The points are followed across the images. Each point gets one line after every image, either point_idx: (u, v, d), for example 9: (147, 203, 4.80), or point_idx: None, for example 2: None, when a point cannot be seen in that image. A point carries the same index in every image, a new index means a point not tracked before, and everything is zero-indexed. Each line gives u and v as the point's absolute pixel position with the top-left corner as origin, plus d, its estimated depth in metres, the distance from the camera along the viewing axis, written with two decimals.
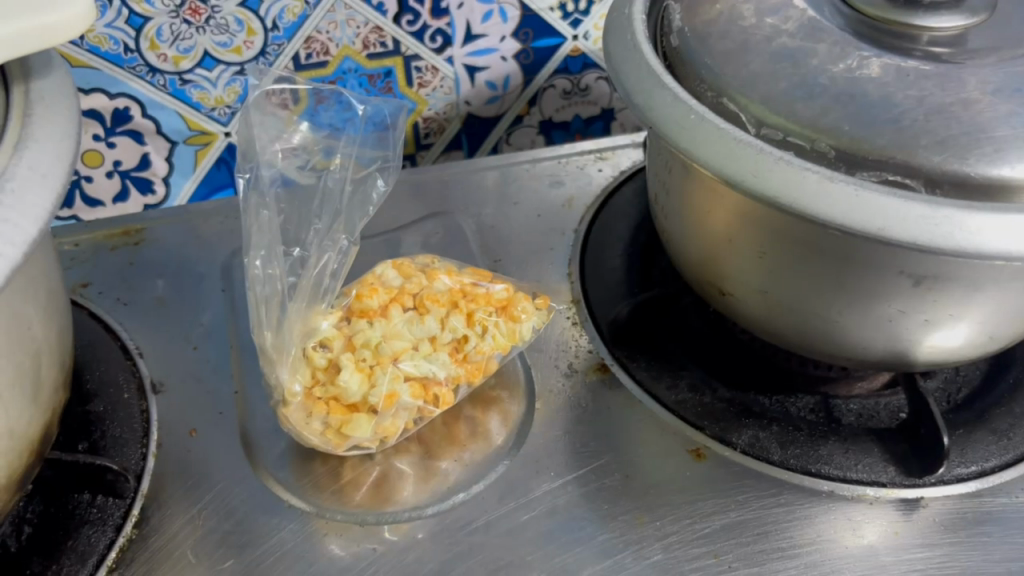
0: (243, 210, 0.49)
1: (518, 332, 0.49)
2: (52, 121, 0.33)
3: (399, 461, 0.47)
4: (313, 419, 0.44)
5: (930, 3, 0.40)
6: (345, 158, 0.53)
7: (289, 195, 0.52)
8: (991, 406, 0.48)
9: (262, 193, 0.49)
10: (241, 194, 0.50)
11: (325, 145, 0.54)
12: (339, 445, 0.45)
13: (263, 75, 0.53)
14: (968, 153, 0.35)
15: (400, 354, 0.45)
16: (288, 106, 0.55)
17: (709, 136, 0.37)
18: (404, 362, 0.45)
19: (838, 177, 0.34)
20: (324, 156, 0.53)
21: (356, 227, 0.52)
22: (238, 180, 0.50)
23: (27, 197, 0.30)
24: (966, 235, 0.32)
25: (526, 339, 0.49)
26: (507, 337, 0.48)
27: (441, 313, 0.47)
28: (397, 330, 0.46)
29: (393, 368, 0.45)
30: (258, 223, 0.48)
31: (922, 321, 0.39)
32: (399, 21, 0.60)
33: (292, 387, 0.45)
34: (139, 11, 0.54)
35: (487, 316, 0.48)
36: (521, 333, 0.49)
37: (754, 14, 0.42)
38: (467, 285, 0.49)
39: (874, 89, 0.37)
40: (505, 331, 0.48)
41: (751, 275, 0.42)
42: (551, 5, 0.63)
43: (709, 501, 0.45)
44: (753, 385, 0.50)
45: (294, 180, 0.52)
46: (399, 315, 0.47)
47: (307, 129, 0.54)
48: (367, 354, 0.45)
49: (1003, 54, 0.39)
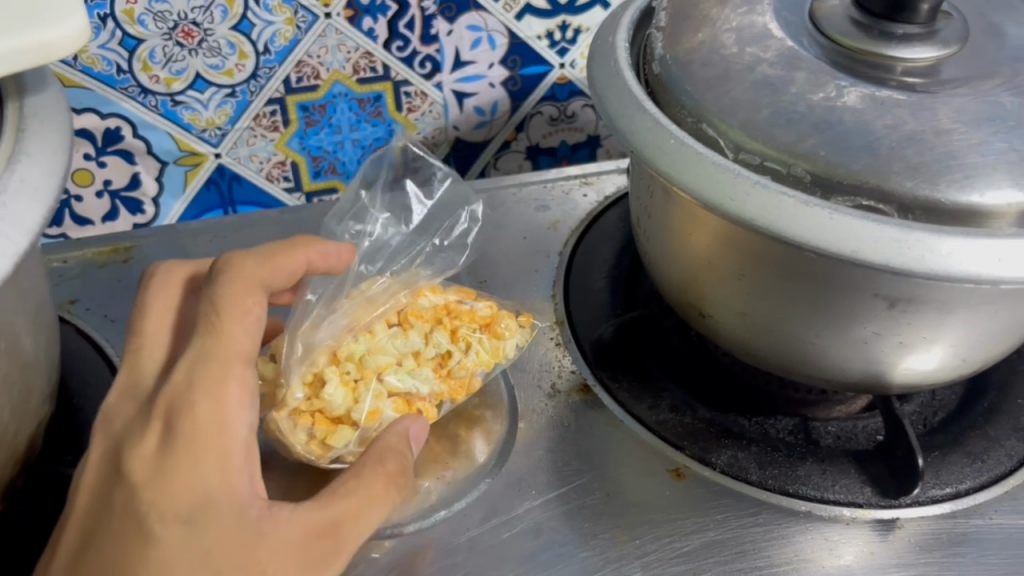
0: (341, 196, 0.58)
1: (504, 352, 0.50)
2: (45, 136, 0.34)
3: None
4: (299, 429, 0.45)
5: (903, 36, 0.42)
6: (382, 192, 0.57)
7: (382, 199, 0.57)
8: (967, 429, 0.48)
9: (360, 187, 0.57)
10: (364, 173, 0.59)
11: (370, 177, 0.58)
12: (321, 457, 0.45)
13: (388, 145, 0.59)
14: (938, 179, 0.36)
15: (384, 368, 0.46)
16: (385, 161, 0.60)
17: (689, 160, 0.38)
18: (388, 377, 0.46)
19: (812, 202, 0.35)
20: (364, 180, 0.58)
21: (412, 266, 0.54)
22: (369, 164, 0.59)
23: (18, 209, 0.31)
24: (936, 259, 0.33)
25: (509, 357, 0.50)
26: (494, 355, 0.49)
27: (425, 328, 0.48)
28: (382, 344, 0.47)
29: (376, 383, 0.46)
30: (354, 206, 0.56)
31: (897, 343, 0.40)
32: (389, 47, 0.61)
33: (293, 392, 0.45)
34: (133, 33, 0.55)
35: (471, 332, 0.49)
36: (504, 350, 0.50)
37: (735, 42, 0.43)
38: (452, 302, 0.50)
39: (851, 115, 0.38)
40: (489, 347, 0.49)
41: (730, 296, 0.43)
42: (538, 34, 0.64)
43: (689, 520, 0.45)
44: (733, 406, 0.51)
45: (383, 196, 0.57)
46: (383, 329, 0.48)
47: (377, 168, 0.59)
48: (351, 368, 0.46)
49: (975, 85, 0.40)
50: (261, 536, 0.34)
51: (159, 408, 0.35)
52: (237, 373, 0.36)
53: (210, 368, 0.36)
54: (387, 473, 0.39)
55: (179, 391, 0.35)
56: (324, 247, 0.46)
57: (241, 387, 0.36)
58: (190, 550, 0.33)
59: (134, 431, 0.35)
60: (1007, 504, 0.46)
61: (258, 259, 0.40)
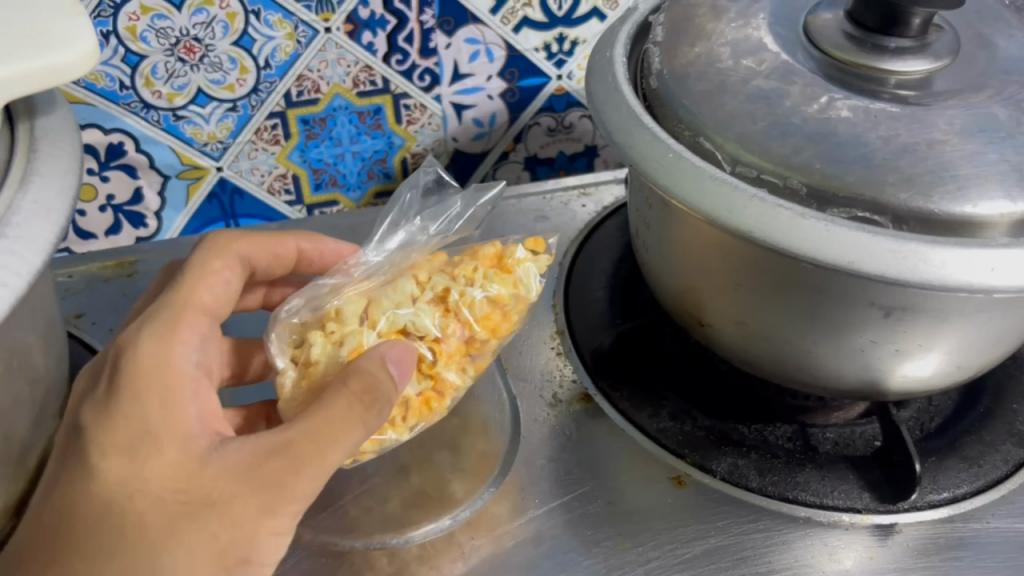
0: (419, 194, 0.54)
1: (518, 288, 0.47)
2: (56, 157, 0.35)
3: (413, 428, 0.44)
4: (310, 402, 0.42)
5: (896, 48, 0.42)
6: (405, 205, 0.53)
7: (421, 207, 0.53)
8: (963, 434, 0.49)
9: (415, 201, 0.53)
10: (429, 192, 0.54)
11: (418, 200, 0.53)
12: None
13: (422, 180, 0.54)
14: (931, 191, 0.36)
15: (374, 315, 0.44)
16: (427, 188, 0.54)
17: (686, 173, 0.38)
18: (378, 321, 0.44)
19: (808, 214, 0.36)
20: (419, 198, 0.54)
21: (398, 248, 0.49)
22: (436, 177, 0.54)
23: (32, 229, 0.32)
24: (931, 268, 0.34)
25: (531, 288, 0.47)
26: (507, 294, 0.46)
27: (422, 275, 0.46)
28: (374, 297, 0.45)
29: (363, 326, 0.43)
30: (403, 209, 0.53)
31: (894, 351, 0.41)
32: (389, 60, 0.62)
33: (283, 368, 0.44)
34: (135, 50, 0.56)
35: (473, 270, 0.46)
36: (522, 283, 0.47)
37: (731, 56, 0.44)
38: (460, 256, 0.48)
39: (845, 128, 0.39)
40: (497, 280, 0.46)
41: (728, 306, 0.44)
42: (536, 46, 0.65)
43: (690, 527, 0.46)
44: (733, 414, 0.51)
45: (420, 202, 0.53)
46: (375, 286, 0.46)
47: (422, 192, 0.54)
48: (335, 325, 0.44)
49: (966, 97, 0.40)
50: (205, 464, 0.35)
51: (109, 358, 0.39)
52: (188, 321, 0.42)
53: (164, 317, 0.41)
54: (352, 391, 0.38)
55: (130, 338, 0.39)
56: (318, 243, 0.51)
57: (188, 336, 0.41)
58: (132, 476, 0.35)
59: (88, 391, 0.38)
60: (1003, 509, 0.46)
61: (247, 236, 0.47)
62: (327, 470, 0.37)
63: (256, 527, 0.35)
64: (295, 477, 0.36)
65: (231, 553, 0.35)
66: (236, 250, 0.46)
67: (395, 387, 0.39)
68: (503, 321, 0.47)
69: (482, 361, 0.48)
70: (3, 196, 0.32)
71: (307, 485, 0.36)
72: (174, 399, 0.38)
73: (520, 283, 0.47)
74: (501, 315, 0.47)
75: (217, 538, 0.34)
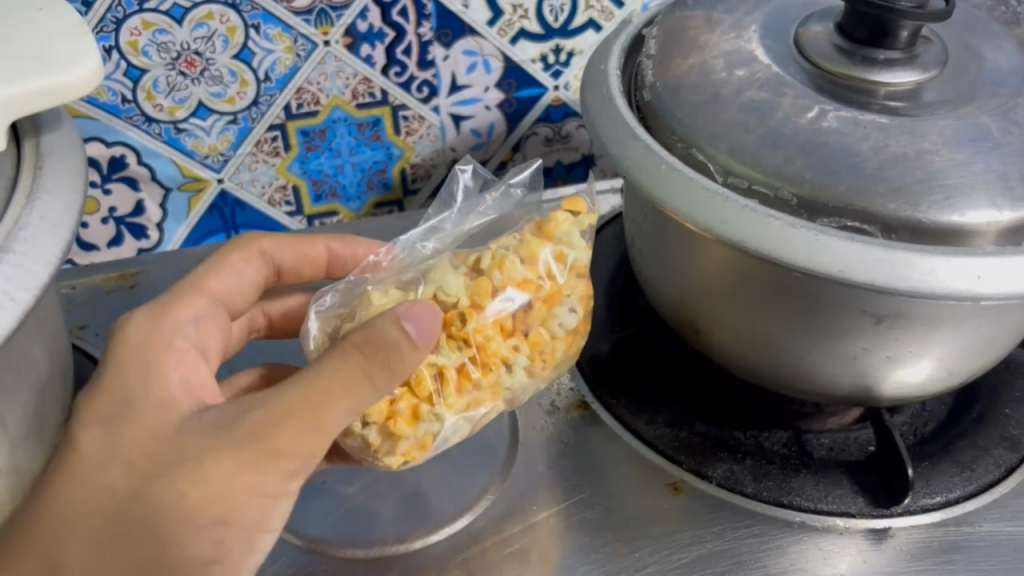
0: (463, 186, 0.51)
1: (558, 248, 0.44)
2: (62, 172, 0.36)
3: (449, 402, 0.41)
4: None
5: (884, 60, 0.43)
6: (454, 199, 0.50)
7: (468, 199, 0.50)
8: (956, 439, 0.50)
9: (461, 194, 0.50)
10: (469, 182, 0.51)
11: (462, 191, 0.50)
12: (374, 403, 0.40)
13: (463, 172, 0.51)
14: (920, 201, 0.37)
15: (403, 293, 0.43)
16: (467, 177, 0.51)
17: (679, 184, 0.39)
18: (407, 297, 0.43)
19: (799, 223, 0.37)
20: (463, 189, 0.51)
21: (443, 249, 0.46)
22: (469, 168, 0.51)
23: (39, 244, 0.33)
24: (919, 276, 0.35)
25: (580, 246, 0.45)
26: (548, 254, 0.44)
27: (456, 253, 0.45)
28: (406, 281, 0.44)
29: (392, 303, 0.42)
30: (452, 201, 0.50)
31: (886, 358, 0.42)
32: (387, 72, 0.63)
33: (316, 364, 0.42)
34: (137, 64, 0.56)
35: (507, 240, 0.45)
36: (564, 246, 0.45)
37: (724, 67, 0.44)
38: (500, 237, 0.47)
39: (835, 139, 0.40)
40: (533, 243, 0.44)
41: (722, 314, 0.45)
42: (532, 57, 0.66)
43: (687, 532, 0.46)
44: (729, 420, 0.52)
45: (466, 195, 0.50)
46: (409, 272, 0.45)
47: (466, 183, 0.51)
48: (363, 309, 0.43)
49: (954, 108, 0.41)
50: (180, 428, 0.37)
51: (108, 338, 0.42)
52: (185, 300, 0.44)
53: (160, 299, 0.44)
54: (353, 344, 0.36)
55: (126, 317, 0.42)
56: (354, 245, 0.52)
57: (180, 315, 0.43)
58: (109, 442, 0.37)
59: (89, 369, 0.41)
60: (995, 512, 0.47)
61: (279, 238, 0.49)
62: (323, 428, 0.36)
63: (229, 482, 0.36)
64: (272, 430, 0.36)
65: (204, 511, 0.36)
66: (254, 244, 0.48)
67: (413, 345, 0.37)
68: (551, 289, 0.44)
69: (542, 341, 0.44)
70: (12, 212, 0.34)
71: (288, 440, 0.36)
72: (155, 369, 0.40)
73: (562, 244, 0.45)
74: (548, 282, 0.44)
75: (185, 497, 0.35)
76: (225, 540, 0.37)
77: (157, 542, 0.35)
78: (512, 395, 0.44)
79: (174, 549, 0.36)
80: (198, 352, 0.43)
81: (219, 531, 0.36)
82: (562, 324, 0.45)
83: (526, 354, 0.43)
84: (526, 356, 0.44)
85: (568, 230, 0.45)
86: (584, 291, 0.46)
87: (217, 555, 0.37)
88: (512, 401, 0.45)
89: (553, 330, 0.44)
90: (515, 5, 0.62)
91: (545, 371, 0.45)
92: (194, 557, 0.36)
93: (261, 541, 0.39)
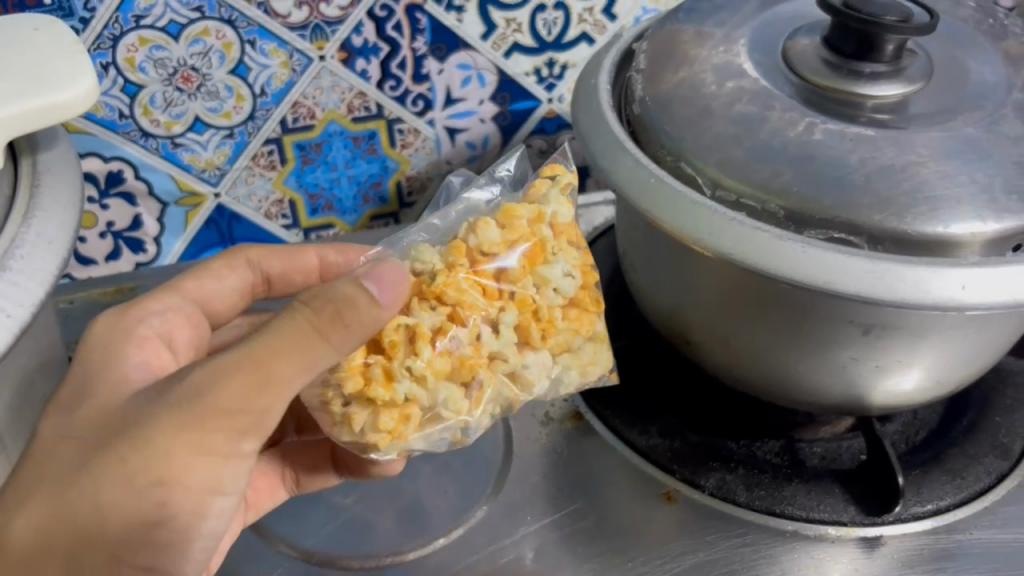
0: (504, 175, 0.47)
1: (537, 208, 0.41)
2: (57, 191, 0.37)
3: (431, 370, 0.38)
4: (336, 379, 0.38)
5: (870, 73, 0.44)
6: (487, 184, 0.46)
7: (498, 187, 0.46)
8: (947, 447, 0.50)
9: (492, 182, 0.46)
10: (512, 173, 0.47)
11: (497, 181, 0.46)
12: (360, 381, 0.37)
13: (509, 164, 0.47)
14: (905, 213, 0.38)
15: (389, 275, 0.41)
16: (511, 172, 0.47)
17: (668, 197, 0.40)
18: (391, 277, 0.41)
19: (786, 235, 0.37)
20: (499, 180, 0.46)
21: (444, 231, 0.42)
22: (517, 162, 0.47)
23: (35, 262, 0.34)
24: (905, 287, 0.35)
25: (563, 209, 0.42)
26: (526, 213, 0.41)
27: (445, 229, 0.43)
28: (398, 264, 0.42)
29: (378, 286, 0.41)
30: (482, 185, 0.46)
31: (875, 367, 0.42)
32: (382, 86, 0.63)
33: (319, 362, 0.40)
34: (134, 80, 0.57)
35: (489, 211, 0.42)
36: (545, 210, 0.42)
37: (714, 80, 0.45)
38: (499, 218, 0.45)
39: (823, 151, 0.40)
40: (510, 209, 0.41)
41: (713, 325, 0.45)
42: (526, 71, 0.66)
43: (680, 542, 0.47)
44: (722, 430, 0.52)
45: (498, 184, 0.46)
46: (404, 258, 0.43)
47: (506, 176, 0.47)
48: None
49: (940, 120, 0.42)
50: (128, 402, 0.36)
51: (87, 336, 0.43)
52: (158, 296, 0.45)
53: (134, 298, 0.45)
54: (306, 301, 0.35)
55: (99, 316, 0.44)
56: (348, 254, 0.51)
57: (151, 307, 0.44)
58: (67, 424, 0.36)
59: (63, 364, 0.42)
60: (985, 520, 0.47)
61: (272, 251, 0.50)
62: (281, 388, 0.35)
63: (170, 444, 0.34)
64: (211, 386, 0.34)
65: (145, 473, 0.33)
66: (239, 252, 0.49)
67: (374, 302, 0.35)
68: (533, 248, 0.40)
69: (530, 303, 0.40)
70: (8, 230, 0.35)
71: (233, 398, 0.34)
72: (117, 361, 0.40)
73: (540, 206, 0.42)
74: (529, 239, 0.40)
75: (124, 462, 0.33)
76: (170, 502, 0.35)
77: (94, 506, 0.34)
78: (513, 369, 0.40)
79: (112, 512, 0.34)
80: (166, 343, 0.43)
81: (162, 493, 0.34)
82: (557, 291, 0.41)
83: (513, 314, 0.40)
84: (515, 318, 0.40)
85: (547, 190, 0.42)
86: (581, 260, 0.42)
87: (163, 518, 0.35)
88: (517, 382, 0.40)
89: (548, 297, 0.40)
90: (508, 19, 0.63)
91: (540, 337, 0.40)
92: (134, 518, 0.34)
93: (217, 504, 0.37)
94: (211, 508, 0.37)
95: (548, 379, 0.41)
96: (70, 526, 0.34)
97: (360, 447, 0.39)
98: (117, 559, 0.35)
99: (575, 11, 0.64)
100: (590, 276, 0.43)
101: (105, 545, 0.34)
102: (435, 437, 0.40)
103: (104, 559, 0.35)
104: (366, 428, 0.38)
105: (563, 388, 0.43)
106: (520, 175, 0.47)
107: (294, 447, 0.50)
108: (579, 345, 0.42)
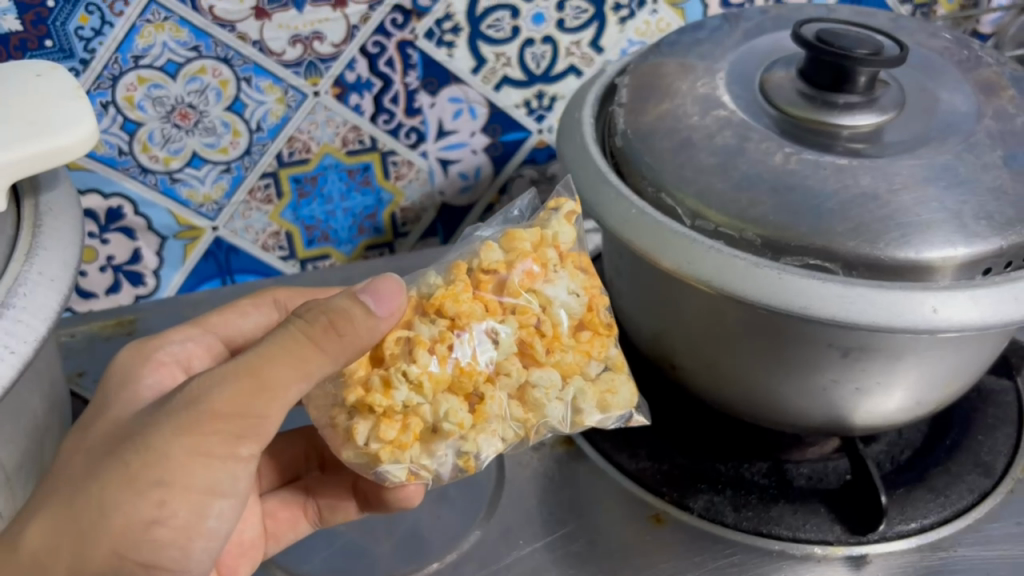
0: (514, 210, 0.48)
1: (539, 232, 0.42)
2: (59, 231, 0.39)
3: (426, 368, 0.37)
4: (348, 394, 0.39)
5: (845, 104, 0.45)
6: (499, 220, 0.47)
7: (507, 220, 0.47)
8: (931, 466, 0.51)
9: (503, 218, 0.47)
10: (522, 207, 0.48)
11: (508, 217, 0.47)
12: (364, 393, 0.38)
13: (522, 201, 0.48)
14: (878, 239, 0.39)
15: None
16: (521, 207, 0.48)
17: (650, 228, 0.41)
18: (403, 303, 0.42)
19: (763, 263, 0.39)
20: (512, 215, 0.47)
21: (451, 258, 0.43)
22: (528, 197, 0.48)
23: (37, 299, 0.36)
24: (877, 311, 0.37)
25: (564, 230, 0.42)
26: (528, 237, 0.41)
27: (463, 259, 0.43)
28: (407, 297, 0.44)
29: None
30: (494, 221, 0.47)
31: (854, 390, 0.43)
32: (376, 120, 0.64)
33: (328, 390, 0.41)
34: (133, 117, 0.59)
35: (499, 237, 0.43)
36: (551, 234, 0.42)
37: (694, 113, 0.46)
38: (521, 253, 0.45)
39: (799, 181, 0.41)
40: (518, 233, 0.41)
41: (696, 350, 0.46)
42: (516, 102, 0.68)
43: (669, 563, 0.48)
44: (712, 454, 0.53)
45: (509, 220, 0.47)
46: None
47: (518, 210, 0.47)
48: None
49: (912, 148, 0.43)
50: (139, 414, 0.38)
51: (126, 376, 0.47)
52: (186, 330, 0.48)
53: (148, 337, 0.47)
54: (303, 315, 0.36)
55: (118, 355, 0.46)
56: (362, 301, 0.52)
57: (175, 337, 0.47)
58: (70, 448, 0.38)
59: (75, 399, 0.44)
60: (970, 537, 0.48)
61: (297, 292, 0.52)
62: (279, 395, 0.36)
63: (167, 446, 0.35)
64: (208, 392, 0.35)
65: (144, 474, 0.35)
66: (266, 293, 0.51)
67: (370, 313, 0.36)
68: (535, 267, 0.40)
69: (530, 312, 0.39)
70: (12, 268, 0.36)
71: (225, 402, 0.35)
72: (121, 398, 0.41)
73: (546, 228, 0.42)
74: (530, 258, 0.40)
75: (126, 464, 0.35)
76: (170, 503, 0.35)
77: (96, 505, 0.35)
78: (518, 384, 0.39)
79: (109, 519, 0.35)
80: (184, 370, 0.46)
81: (161, 492, 0.35)
82: (564, 310, 0.40)
83: (513, 329, 0.39)
84: (516, 333, 0.39)
85: (548, 221, 0.42)
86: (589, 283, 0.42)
87: (163, 518, 0.35)
88: (525, 403, 0.40)
89: (553, 316, 0.40)
90: (497, 53, 0.64)
91: (542, 348, 0.40)
92: (134, 517, 0.35)
93: (217, 504, 0.37)
94: (210, 508, 0.37)
95: (561, 402, 0.40)
96: (65, 540, 0.35)
97: (369, 464, 0.39)
98: (117, 554, 0.35)
99: (563, 44, 0.66)
100: (599, 299, 0.42)
101: (95, 555, 0.35)
102: (444, 456, 0.40)
103: (101, 563, 0.35)
104: (368, 439, 0.38)
105: (583, 416, 0.41)
106: (530, 216, 0.47)
107: (316, 479, 0.51)
108: (593, 370, 0.41)
